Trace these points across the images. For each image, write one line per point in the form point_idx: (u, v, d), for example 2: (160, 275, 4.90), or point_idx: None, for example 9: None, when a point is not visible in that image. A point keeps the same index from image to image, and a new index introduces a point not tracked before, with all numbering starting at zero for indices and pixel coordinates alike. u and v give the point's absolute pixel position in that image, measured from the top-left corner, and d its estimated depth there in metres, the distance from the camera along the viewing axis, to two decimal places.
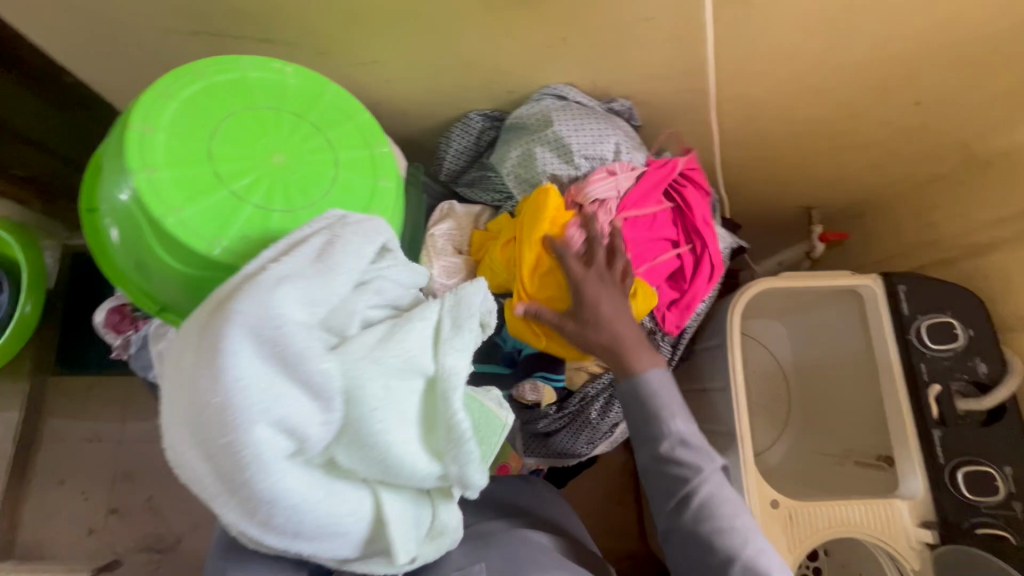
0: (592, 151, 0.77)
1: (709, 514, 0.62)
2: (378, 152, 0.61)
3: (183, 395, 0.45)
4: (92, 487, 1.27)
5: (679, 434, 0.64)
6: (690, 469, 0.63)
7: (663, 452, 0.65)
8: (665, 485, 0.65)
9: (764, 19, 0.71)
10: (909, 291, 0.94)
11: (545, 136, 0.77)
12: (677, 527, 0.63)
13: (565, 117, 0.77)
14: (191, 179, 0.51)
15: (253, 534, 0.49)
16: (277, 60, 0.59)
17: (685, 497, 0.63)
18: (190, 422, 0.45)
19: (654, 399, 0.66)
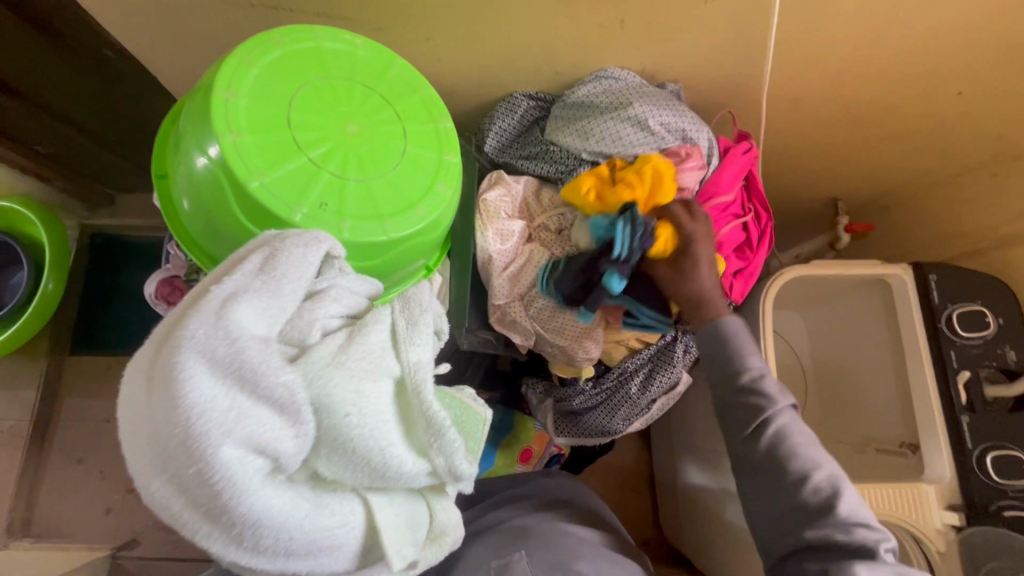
0: (670, 131, 0.79)
1: (785, 442, 0.65)
2: (442, 128, 0.62)
3: (140, 435, 0.42)
4: (110, 467, 1.27)
5: (759, 369, 0.69)
6: (767, 399, 0.67)
7: (744, 384, 0.69)
8: (739, 415, 0.69)
9: (820, 7, 0.72)
10: (939, 280, 0.96)
11: (626, 116, 0.78)
12: (752, 454, 0.67)
13: (643, 99, 0.79)
14: (273, 145, 0.52)
15: (245, 559, 0.45)
16: (347, 32, 0.60)
17: (761, 424, 0.67)
18: (155, 456, 0.41)
19: (736, 339, 0.71)
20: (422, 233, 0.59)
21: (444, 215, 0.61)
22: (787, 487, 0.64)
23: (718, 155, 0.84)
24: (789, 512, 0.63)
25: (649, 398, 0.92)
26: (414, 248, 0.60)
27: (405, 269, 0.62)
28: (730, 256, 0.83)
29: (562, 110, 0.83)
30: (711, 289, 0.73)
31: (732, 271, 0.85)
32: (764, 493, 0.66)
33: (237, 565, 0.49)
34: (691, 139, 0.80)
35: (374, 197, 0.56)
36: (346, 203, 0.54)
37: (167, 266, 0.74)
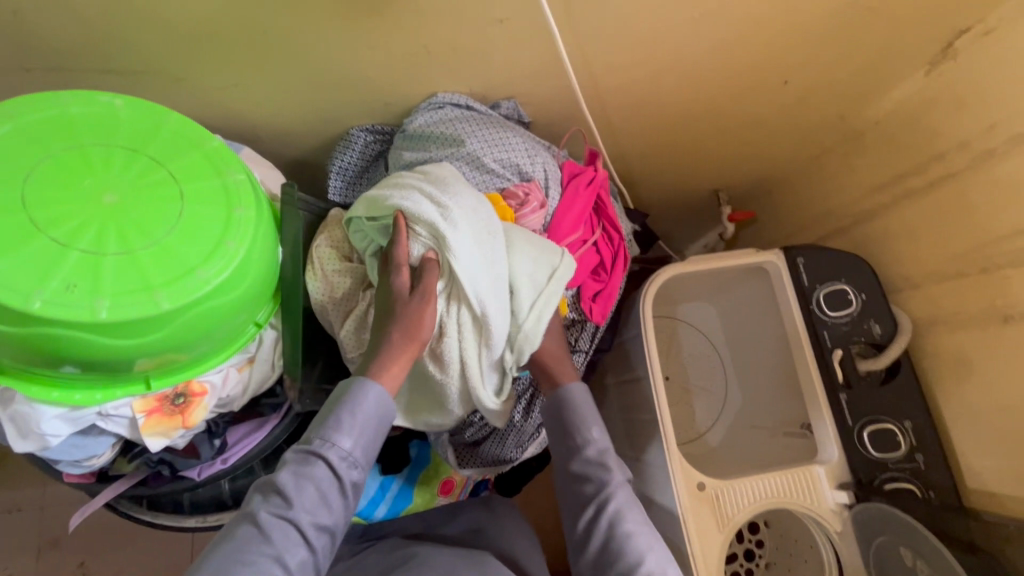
0: (506, 162, 0.79)
1: (620, 523, 0.69)
2: (232, 181, 0.58)
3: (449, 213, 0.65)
4: (11, 564, 1.25)
5: (600, 446, 0.72)
6: (609, 474, 0.71)
7: (585, 461, 0.72)
8: (579, 492, 0.72)
9: (619, 11, 0.70)
10: (807, 262, 0.98)
11: (461, 155, 0.77)
12: (587, 536, 0.70)
13: (474, 134, 0.77)
14: (1, 230, 0.48)
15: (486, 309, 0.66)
16: (105, 93, 0.56)
17: (599, 505, 0.70)
18: (468, 219, 0.66)
19: (585, 410, 0.75)
20: (211, 296, 0.55)
21: (239, 275, 0.57)
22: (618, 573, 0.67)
23: (557, 184, 0.83)
24: None
25: (536, 422, 0.90)
26: (206, 315, 0.56)
27: (211, 331, 0.58)
28: (582, 285, 0.83)
29: (405, 145, 0.80)
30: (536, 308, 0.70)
31: (590, 295, 0.86)
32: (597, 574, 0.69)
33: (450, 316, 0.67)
34: (529, 171, 0.80)
35: (142, 263, 0.52)
36: (103, 281, 0.50)
37: None
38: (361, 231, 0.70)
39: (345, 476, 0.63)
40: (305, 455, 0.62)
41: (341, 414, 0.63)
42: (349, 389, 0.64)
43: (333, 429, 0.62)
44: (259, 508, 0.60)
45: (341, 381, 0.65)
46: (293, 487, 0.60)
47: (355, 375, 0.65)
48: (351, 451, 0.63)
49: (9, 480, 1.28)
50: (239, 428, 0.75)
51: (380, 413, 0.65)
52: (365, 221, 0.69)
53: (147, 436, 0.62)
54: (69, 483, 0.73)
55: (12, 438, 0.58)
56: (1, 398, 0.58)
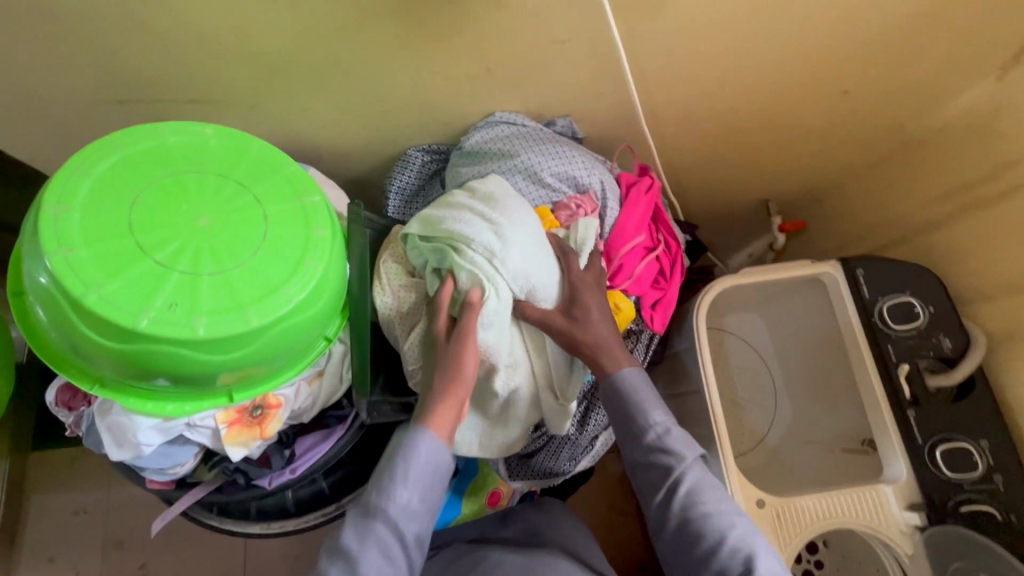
0: (562, 173, 0.80)
1: (696, 503, 0.64)
2: (309, 203, 0.61)
3: (501, 217, 0.69)
4: (82, 562, 1.32)
5: (662, 423, 0.67)
6: (675, 457, 0.66)
7: (650, 442, 0.67)
8: (649, 480, 0.67)
9: (677, 29, 0.70)
10: (866, 273, 0.95)
11: (516, 166, 0.79)
12: (668, 523, 0.65)
13: (530, 147, 0.79)
14: (110, 254, 0.51)
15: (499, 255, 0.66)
16: (195, 122, 0.60)
17: (672, 484, 0.65)
18: (498, 194, 0.72)
19: (636, 393, 0.69)
20: (292, 313, 0.58)
21: (318, 292, 0.59)
22: (702, 553, 0.62)
23: (615, 195, 0.84)
24: None
25: (590, 435, 0.91)
26: (287, 332, 0.58)
27: (289, 347, 0.61)
28: (644, 293, 0.82)
29: (462, 161, 0.82)
30: (598, 322, 0.70)
31: (650, 303, 0.85)
32: (682, 561, 0.64)
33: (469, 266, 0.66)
34: (585, 181, 0.81)
35: (232, 283, 0.55)
36: (200, 302, 0.53)
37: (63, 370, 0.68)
38: (418, 249, 0.72)
39: (406, 530, 0.62)
40: (364, 514, 0.63)
41: (397, 470, 0.63)
42: (404, 445, 0.64)
43: (388, 485, 0.63)
44: (328, 569, 0.61)
45: (396, 438, 0.65)
46: (358, 547, 0.61)
47: (408, 428, 0.66)
48: (410, 506, 0.63)
49: (82, 483, 1.36)
50: (307, 439, 0.78)
51: (435, 465, 0.64)
52: (419, 240, 0.71)
53: (228, 445, 0.65)
54: (151, 491, 0.77)
55: (108, 444, 0.62)
56: (100, 408, 0.62)
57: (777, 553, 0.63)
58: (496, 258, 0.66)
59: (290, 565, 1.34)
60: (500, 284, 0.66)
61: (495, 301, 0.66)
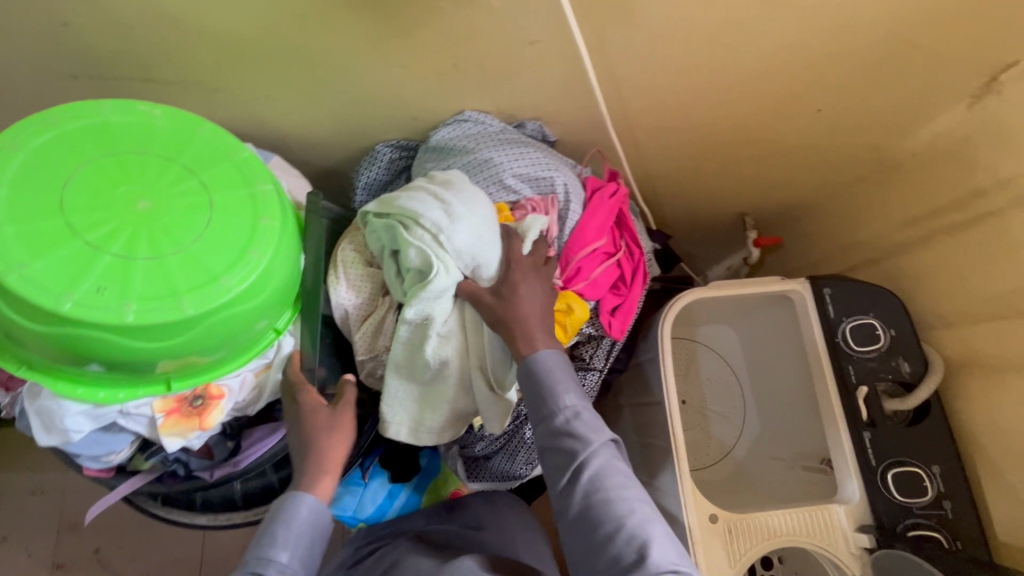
0: (525, 173, 0.79)
1: (598, 488, 0.61)
2: (258, 190, 0.59)
3: (453, 197, 0.68)
4: (35, 544, 1.33)
5: (572, 407, 0.64)
6: (581, 441, 0.63)
7: (558, 425, 0.64)
8: (555, 462, 0.64)
9: (650, 36, 0.69)
10: (833, 293, 0.95)
11: (479, 164, 0.77)
12: (569, 507, 0.62)
13: (494, 146, 0.78)
14: (40, 234, 0.50)
15: (445, 232, 0.65)
16: (143, 102, 0.58)
17: (576, 468, 0.62)
18: (448, 177, 0.72)
19: (550, 375, 0.65)
20: (231, 304, 0.56)
21: (261, 282, 0.58)
22: (599, 540, 0.60)
23: (579, 200, 0.82)
24: (606, 566, 0.59)
25: None
26: (226, 323, 0.57)
27: (230, 338, 0.59)
28: (602, 298, 0.81)
29: (427, 156, 0.81)
30: (536, 317, 0.67)
31: (608, 309, 0.84)
32: (579, 544, 0.62)
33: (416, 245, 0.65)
34: (548, 184, 0.80)
35: (167, 269, 0.53)
36: (133, 287, 0.51)
37: None
38: (375, 231, 0.69)
39: None
40: None
41: (276, 530, 0.62)
42: (284, 506, 0.63)
43: (268, 547, 0.61)
44: None
45: (272, 506, 0.64)
46: None
47: (287, 491, 0.65)
48: (291, 564, 0.61)
49: (41, 463, 1.36)
50: (253, 433, 0.77)
51: (316, 520, 0.64)
52: (372, 221, 0.69)
53: (164, 435, 0.64)
54: (90, 477, 0.76)
55: (37, 429, 0.60)
56: (29, 391, 0.60)
57: (676, 539, 0.62)
58: (444, 235, 0.65)
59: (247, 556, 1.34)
60: (448, 260, 0.66)
61: (441, 278, 0.65)
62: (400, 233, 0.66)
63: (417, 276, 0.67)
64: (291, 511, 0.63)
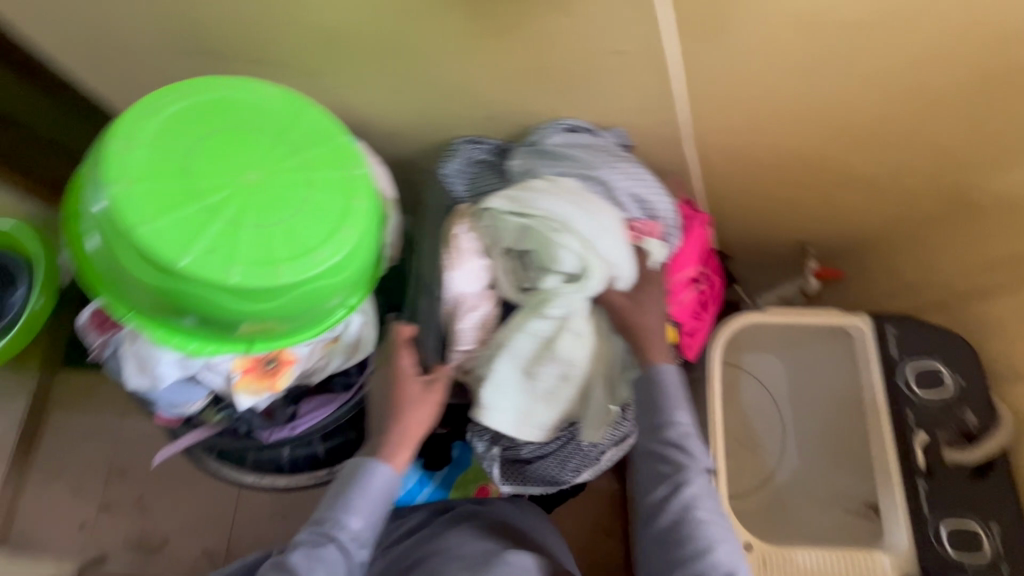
0: (638, 194, 0.79)
1: (693, 507, 0.67)
2: (353, 174, 0.63)
3: (598, 210, 0.71)
4: (86, 483, 1.43)
5: (685, 427, 0.70)
6: (688, 460, 0.68)
7: (668, 439, 0.70)
8: (656, 470, 0.70)
9: (739, 54, 0.70)
10: (897, 333, 0.94)
11: (594, 179, 0.77)
12: (659, 514, 0.68)
13: (610, 165, 0.78)
14: (164, 193, 0.55)
15: (600, 244, 0.70)
16: (262, 81, 0.63)
17: (678, 483, 0.68)
18: (582, 188, 0.74)
19: (670, 392, 0.71)
20: (319, 278, 0.60)
21: (347, 260, 0.61)
22: (684, 551, 0.65)
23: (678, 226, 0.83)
24: None
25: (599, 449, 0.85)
26: (312, 294, 0.61)
27: (310, 310, 0.63)
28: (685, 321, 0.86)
29: (522, 155, 0.80)
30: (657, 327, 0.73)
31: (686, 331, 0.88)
32: (660, 550, 0.67)
33: (575, 253, 0.69)
34: (658, 210, 0.79)
35: (269, 240, 0.57)
36: (238, 251, 0.56)
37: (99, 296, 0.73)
38: (502, 228, 0.72)
39: (354, 556, 0.66)
40: (314, 539, 0.65)
41: (349, 497, 0.67)
42: (359, 476, 0.68)
43: (341, 513, 0.66)
44: None
45: (347, 473, 0.68)
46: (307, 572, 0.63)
47: (363, 458, 0.70)
48: (359, 531, 0.66)
49: (98, 407, 1.47)
50: (311, 401, 0.81)
51: (386, 492, 0.69)
52: (511, 219, 0.71)
53: (239, 393, 0.69)
54: (159, 426, 0.81)
55: (133, 372, 0.67)
56: (128, 334, 0.66)
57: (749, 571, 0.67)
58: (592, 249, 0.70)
59: (273, 523, 1.40)
60: (600, 270, 0.70)
61: (594, 284, 0.70)
62: (550, 240, 0.69)
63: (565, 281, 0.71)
64: (363, 481, 0.68)
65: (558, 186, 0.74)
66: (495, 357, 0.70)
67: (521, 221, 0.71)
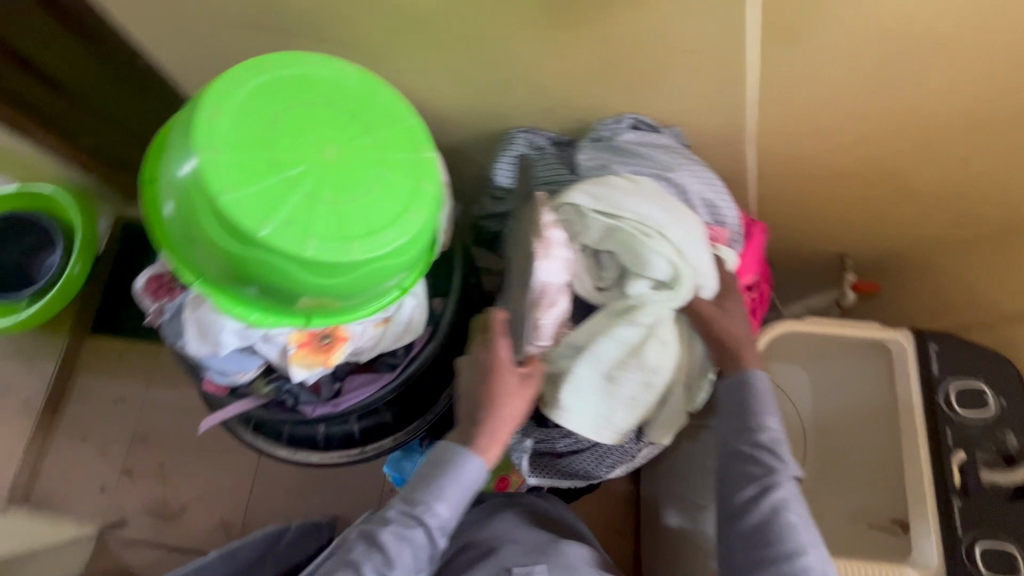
0: (709, 198, 0.80)
1: (784, 511, 0.66)
2: (422, 157, 0.64)
3: (689, 219, 0.72)
4: (109, 447, 1.46)
5: (774, 432, 0.71)
6: (778, 464, 0.69)
7: (757, 441, 0.71)
8: (744, 472, 0.70)
9: (811, 61, 0.69)
10: (940, 351, 0.93)
11: (669, 180, 0.78)
12: (746, 515, 0.68)
13: (686, 168, 0.79)
14: (247, 163, 0.55)
15: (689, 253, 0.71)
16: (339, 59, 0.64)
17: (767, 485, 0.68)
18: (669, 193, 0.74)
19: (760, 396, 0.74)
20: (386, 256, 0.61)
21: (412, 241, 0.62)
22: (775, 555, 0.64)
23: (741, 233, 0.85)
24: None
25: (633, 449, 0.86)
26: (378, 272, 0.62)
27: (371, 288, 0.64)
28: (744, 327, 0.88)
29: (591, 149, 0.80)
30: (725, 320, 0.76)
31: None
32: (747, 553, 0.66)
33: (667, 261, 0.70)
34: (724, 216, 0.81)
35: (345, 216, 0.58)
36: (314, 225, 0.57)
37: (157, 263, 0.77)
38: (590, 227, 0.72)
39: (438, 541, 0.68)
40: (404, 518, 0.67)
41: (440, 484, 0.68)
42: (453, 462, 0.68)
43: (431, 499, 0.67)
44: (361, 560, 0.65)
45: (441, 457, 0.69)
46: (395, 550, 0.65)
47: (457, 445, 0.69)
48: (445, 519, 0.68)
49: (123, 374, 1.49)
50: (357, 378, 0.83)
51: (475, 484, 0.69)
52: (601, 222, 0.71)
53: (294, 365, 0.70)
54: (204, 392, 0.83)
55: (193, 339, 0.68)
56: (191, 301, 0.67)
57: None
58: (684, 259, 0.71)
59: (290, 499, 1.42)
60: (690, 279, 0.72)
61: (684, 294, 0.72)
62: (645, 248, 0.69)
63: (653, 287, 0.72)
64: (455, 471, 0.68)
65: (648, 188, 0.73)
66: (577, 362, 0.72)
67: (614, 224, 0.71)
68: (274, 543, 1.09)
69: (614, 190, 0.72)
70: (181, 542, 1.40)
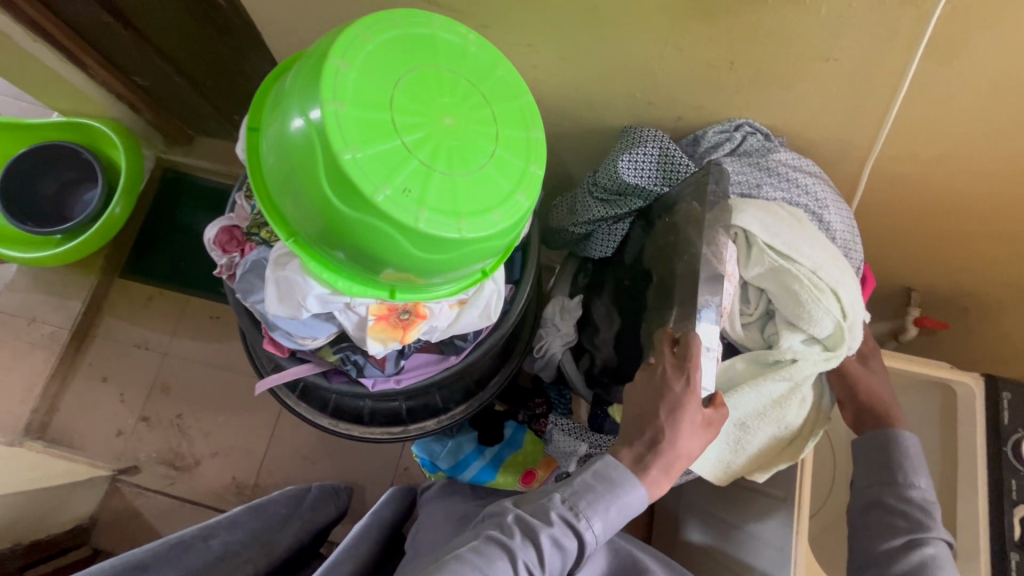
0: (848, 247, 0.81)
1: (932, 568, 0.70)
2: (532, 136, 0.60)
3: (852, 277, 0.75)
4: (129, 392, 1.44)
5: (924, 491, 0.74)
6: (929, 523, 0.72)
7: (905, 496, 0.75)
8: (889, 522, 0.74)
9: (950, 83, 0.66)
10: (1013, 399, 0.89)
11: (819, 220, 0.79)
12: (890, 564, 0.72)
13: (836, 210, 0.79)
14: (371, 122, 0.52)
15: (851, 316, 0.74)
16: (462, 26, 0.60)
17: (914, 540, 0.72)
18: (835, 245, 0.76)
19: (910, 455, 0.77)
20: (492, 237, 0.58)
21: (515, 225, 0.60)
22: None
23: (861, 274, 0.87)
24: None
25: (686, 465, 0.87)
26: (480, 251, 0.59)
27: (464, 268, 0.61)
28: None
29: (737, 163, 0.78)
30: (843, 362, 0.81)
31: None
32: None
33: (832, 316, 0.72)
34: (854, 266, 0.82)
35: (470, 188, 0.55)
36: (428, 194, 0.54)
37: (230, 216, 0.76)
38: (761, 264, 0.73)
39: (585, 553, 0.66)
40: (563, 524, 0.65)
41: (605, 500, 0.66)
42: (623, 479, 0.66)
43: (595, 514, 0.65)
44: (515, 555, 0.63)
45: (611, 474, 0.67)
46: (551, 553, 0.63)
47: (627, 468, 0.67)
48: (598, 535, 0.66)
49: (151, 321, 1.46)
50: (420, 357, 0.81)
51: (635, 509, 0.67)
52: (774, 262, 0.73)
53: (370, 338, 0.68)
54: (262, 351, 0.82)
55: (272, 300, 0.66)
56: (277, 260, 0.65)
57: None
58: (847, 322, 0.74)
59: (304, 467, 1.41)
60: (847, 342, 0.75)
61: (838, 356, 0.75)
62: (816, 302, 0.71)
63: (809, 341, 0.75)
64: (623, 492, 0.66)
65: (818, 236, 0.74)
66: None
67: (787, 268, 0.72)
68: (297, 506, 1.07)
69: (789, 229, 0.73)
70: (192, 495, 1.39)
